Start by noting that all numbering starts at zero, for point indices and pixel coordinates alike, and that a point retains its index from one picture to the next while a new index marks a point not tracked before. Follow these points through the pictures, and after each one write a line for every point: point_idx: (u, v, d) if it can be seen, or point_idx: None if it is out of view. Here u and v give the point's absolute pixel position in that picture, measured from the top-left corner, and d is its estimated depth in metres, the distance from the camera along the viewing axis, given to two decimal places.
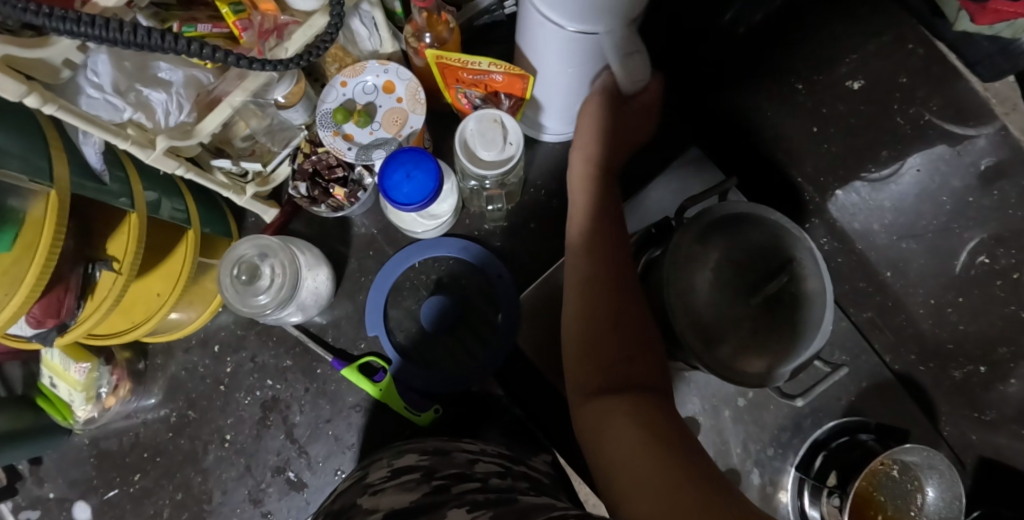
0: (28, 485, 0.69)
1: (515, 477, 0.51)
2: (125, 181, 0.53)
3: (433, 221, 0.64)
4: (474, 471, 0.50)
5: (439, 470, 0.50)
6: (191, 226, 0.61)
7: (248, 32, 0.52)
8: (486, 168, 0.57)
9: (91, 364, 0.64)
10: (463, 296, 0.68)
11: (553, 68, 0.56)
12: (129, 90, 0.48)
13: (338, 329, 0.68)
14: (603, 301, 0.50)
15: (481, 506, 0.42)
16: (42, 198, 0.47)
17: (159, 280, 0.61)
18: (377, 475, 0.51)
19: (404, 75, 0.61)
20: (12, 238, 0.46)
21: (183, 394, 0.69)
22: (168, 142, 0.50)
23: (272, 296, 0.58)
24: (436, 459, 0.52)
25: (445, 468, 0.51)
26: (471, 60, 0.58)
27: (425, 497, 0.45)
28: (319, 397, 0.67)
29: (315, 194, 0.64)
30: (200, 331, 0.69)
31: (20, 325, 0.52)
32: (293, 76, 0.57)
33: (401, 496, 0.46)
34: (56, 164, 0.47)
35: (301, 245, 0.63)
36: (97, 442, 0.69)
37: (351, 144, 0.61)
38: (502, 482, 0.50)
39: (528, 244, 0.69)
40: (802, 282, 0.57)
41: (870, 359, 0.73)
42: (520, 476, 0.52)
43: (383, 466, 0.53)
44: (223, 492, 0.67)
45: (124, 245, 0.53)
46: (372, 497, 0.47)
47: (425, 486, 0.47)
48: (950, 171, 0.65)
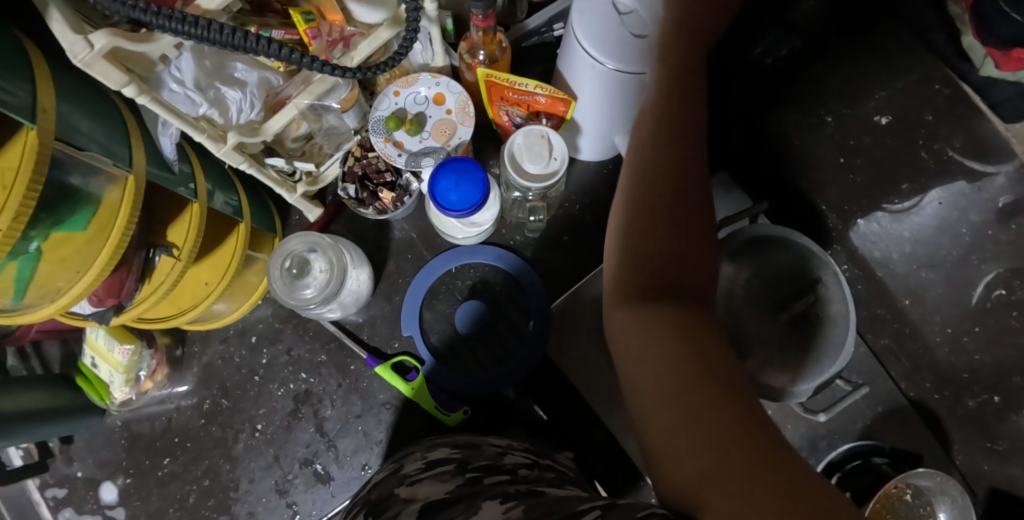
0: (57, 463, 0.71)
1: (542, 468, 0.53)
2: (190, 174, 0.57)
3: (473, 229, 0.66)
4: (503, 463, 0.53)
5: (471, 463, 0.52)
6: (242, 219, 0.63)
7: (318, 40, 0.56)
8: (531, 181, 0.60)
9: (134, 347, 0.66)
10: (496, 302, 0.70)
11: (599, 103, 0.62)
12: (208, 87, 0.51)
13: (373, 328, 0.70)
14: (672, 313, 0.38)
15: (512, 497, 0.43)
16: (119, 183, 0.50)
17: (207, 270, 0.63)
18: (413, 466, 0.53)
19: (455, 89, 0.65)
20: (89, 217, 0.50)
21: (217, 382, 0.71)
22: (239, 138, 0.53)
23: (318, 291, 0.60)
24: (468, 449, 0.55)
25: (477, 460, 0.53)
26: (518, 81, 0.62)
27: (461, 488, 0.47)
28: (350, 393, 0.69)
29: (363, 196, 0.68)
30: (238, 323, 0.71)
31: (81, 304, 0.54)
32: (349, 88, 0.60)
33: (436, 486, 0.48)
34: (134, 152, 0.51)
35: (347, 244, 0.66)
36: (129, 424, 0.71)
37: (400, 151, 0.64)
38: (531, 472, 0.52)
39: (560, 256, 0.72)
40: (826, 304, 0.59)
41: (886, 383, 0.74)
42: (546, 467, 0.54)
43: (418, 459, 0.55)
44: (250, 481, 0.69)
45: (184, 233, 0.56)
46: (409, 487, 0.49)
47: (459, 478, 0.49)
48: (967, 205, 0.70)
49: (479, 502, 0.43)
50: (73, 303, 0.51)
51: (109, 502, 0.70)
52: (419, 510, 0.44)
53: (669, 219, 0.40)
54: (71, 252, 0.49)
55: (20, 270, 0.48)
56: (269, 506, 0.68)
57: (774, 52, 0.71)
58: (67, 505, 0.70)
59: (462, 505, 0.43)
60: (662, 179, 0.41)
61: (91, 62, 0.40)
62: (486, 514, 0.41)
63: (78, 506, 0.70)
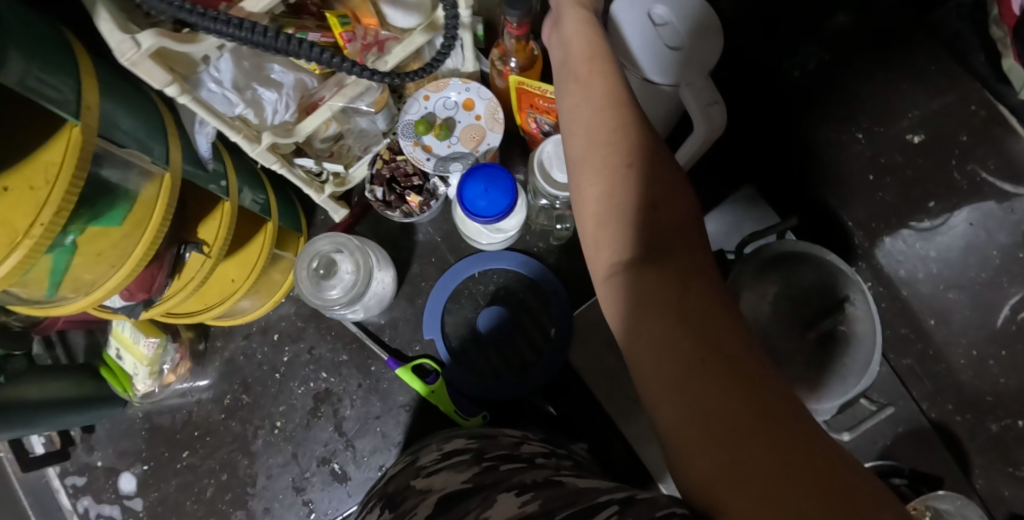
0: (78, 451, 0.71)
1: (559, 458, 0.53)
2: (223, 172, 0.57)
3: (499, 235, 0.66)
4: (520, 452, 0.52)
5: (488, 452, 0.52)
6: (270, 219, 0.64)
7: (353, 43, 0.56)
8: (560, 190, 0.60)
9: (159, 340, 0.66)
10: (519, 308, 0.70)
11: None
12: (246, 88, 0.51)
13: (395, 330, 0.71)
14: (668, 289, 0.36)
15: (529, 489, 0.43)
16: (156, 180, 0.51)
17: (234, 266, 0.64)
18: (429, 458, 0.53)
19: (485, 95, 0.65)
20: (125, 213, 0.50)
21: (239, 377, 0.71)
22: (273, 139, 0.54)
23: (344, 292, 0.61)
24: (484, 438, 0.55)
25: (494, 449, 0.52)
26: (551, 90, 0.62)
27: (475, 480, 0.46)
28: (370, 393, 0.70)
29: (390, 199, 0.68)
30: (261, 320, 0.72)
31: (113, 297, 0.55)
32: (378, 93, 0.60)
33: (453, 476, 0.48)
34: (171, 150, 0.51)
35: (374, 247, 0.66)
36: (150, 416, 0.72)
37: (429, 155, 0.65)
38: (548, 460, 0.51)
39: (583, 265, 0.72)
40: (852, 322, 0.59)
41: (907, 403, 0.75)
42: (563, 456, 0.54)
43: (434, 450, 0.55)
44: (268, 477, 0.69)
45: (215, 231, 0.57)
46: (426, 478, 0.49)
47: (476, 468, 0.49)
48: (997, 227, 0.69)
49: (492, 496, 0.43)
50: (106, 297, 0.51)
51: (127, 492, 0.70)
52: (436, 504, 0.45)
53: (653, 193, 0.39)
54: (108, 246, 0.50)
55: (57, 262, 0.49)
56: (286, 504, 0.69)
57: (802, 66, 0.71)
58: (87, 493, 0.71)
59: (476, 501, 0.43)
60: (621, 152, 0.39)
61: (137, 61, 0.41)
62: (501, 511, 0.40)
63: (98, 495, 0.71)
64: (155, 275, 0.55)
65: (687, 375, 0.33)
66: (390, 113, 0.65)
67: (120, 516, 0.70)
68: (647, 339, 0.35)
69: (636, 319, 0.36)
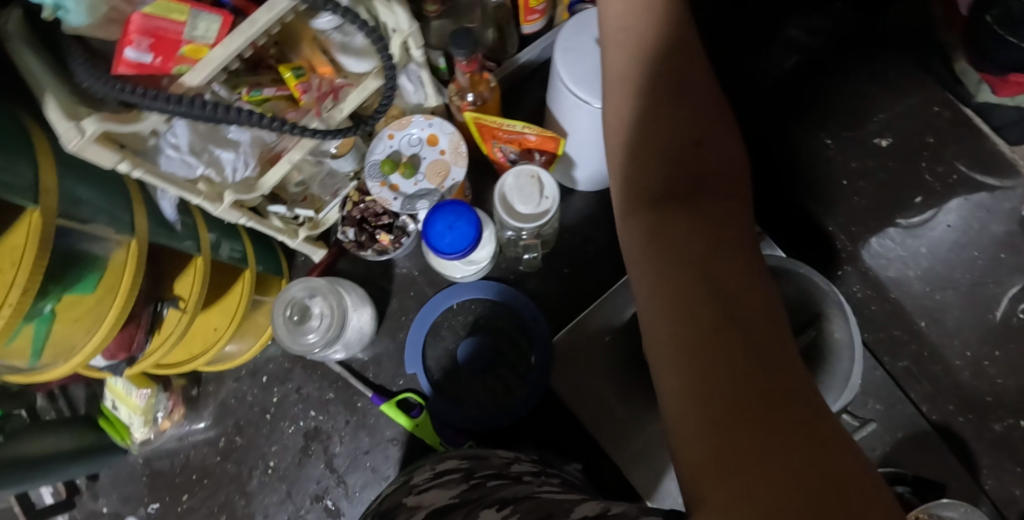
0: (83, 499, 0.74)
1: (548, 475, 0.53)
2: (193, 227, 0.59)
3: (472, 267, 0.67)
4: (509, 471, 0.53)
5: (478, 471, 0.53)
6: (248, 266, 0.66)
7: (308, 94, 0.57)
8: (523, 221, 0.60)
9: (151, 390, 0.69)
10: (497, 338, 0.71)
11: (595, 137, 0.61)
12: (203, 150, 0.53)
13: (378, 366, 0.72)
14: (682, 240, 0.35)
15: (508, 503, 0.43)
16: (124, 246, 0.53)
17: (216, 315, 0.65)
18: (421, 477, 0.54)
19: (447, 129, 0.66)
20: (96, 279, 0.52)
21: (232, 419, 0.73)
22: (235, 196, 0.55)
23: (321, 334, 0.62)
24: (475, 459, 0.55)
25: (484, 469, 0.53)
26: (507, 123, 0.62)
27: (464, 494, 0.48)
28: (358, 429, 0.71)
29: (362, 239, 0.69)
30: (250, 363, 0.73)
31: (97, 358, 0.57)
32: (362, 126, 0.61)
33: (442, 492, 0.49)
34: (137, 217, 0.53)
35: (348, 286, 0.68)
36: (150, 461, 0.74)
37: (396, 195, 0.66)
38: (535, 479, 0.52)
39: (560, 288, 0.72)
40: (832, 334, 0.58)
41: (904, 409, 0.71)
42: (553, 474, 0.54)
43: (427, 469, 0.55)
44: (264, 516, 0.71)
45: (190, 286, 0.59)
46: (416, 495, 0.50)
47: (463, 485, 0.50)
48: (988, 217, 0.68)
49: (477, 509, 0.44)
50: (87, 359, 0.53)
51: None
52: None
53: (689, 140, 0.39)
54: (82, 312, 0.52)
55: (36, 332, 0.51)
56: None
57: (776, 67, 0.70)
58: None
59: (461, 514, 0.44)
60: (661, 95, 0.39)
61: (83, 146, 0.42)
62: None
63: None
64: (131, 333, 0.57)
65: (696, 338, 0.32)
66: (358, 152, 0.66)
67: None
68: (663, 295, 0.34)
69: (650, 276, 0.35)
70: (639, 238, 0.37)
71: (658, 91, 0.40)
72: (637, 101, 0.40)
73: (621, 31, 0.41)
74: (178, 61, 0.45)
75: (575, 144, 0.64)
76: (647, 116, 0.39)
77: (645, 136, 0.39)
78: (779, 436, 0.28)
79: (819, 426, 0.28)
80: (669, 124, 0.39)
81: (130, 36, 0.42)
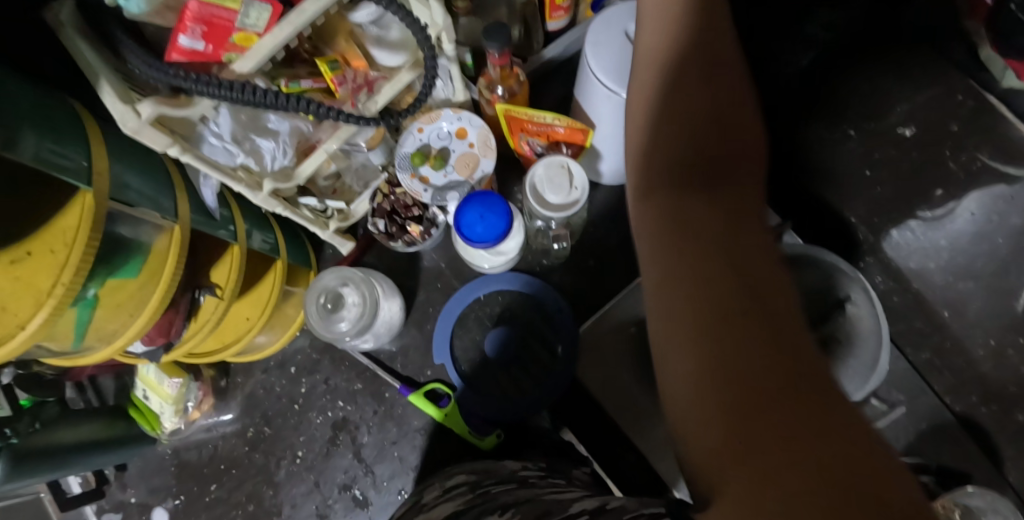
0: (113, 489, 0.75)
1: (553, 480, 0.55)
2: (230, 217, 0.60)
3: (500, 257, 0.67)
4: (515, 478, 0.54)
5: (483, 482, 0.54)
6: (280, 257, 0.67)
7: (343, 87, 0.58)
8: (553, 211, 0.61)
9: (182, 380, 0.69)
10: (524, 329, 0.71)
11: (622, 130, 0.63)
12: (245, 139, 0.54)
13: (406, 357, 0.72)
14: (696, 209, 0.35)
15: (511, 505, 0.43)
16: (166, 232, 0.54)
17: (248, 305, 0.66)
18: (431, 495, 0.54)
19: (476, 123, 0.67)
20: (140, 264, 0.53)
21: (259, 410, 0.74)
22: (274, 184, 0.57)
23: (353, 324, 0.63)
24: (480, 476, 0.56)
25: (489, 479, 0.55)
26: (537, 114, 0.64)
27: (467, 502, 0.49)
28: (386, 420, 0.72)
29: (392, 230, 0.70)
30: (278, 354, 0.74)
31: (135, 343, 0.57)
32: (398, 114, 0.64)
33: (447, 504, 0.50)
34: (179, 203, 0.54)
35: (379, 276, 0.69)
36: (179, 452, 0.75)
37: (426, 187, 0.67)
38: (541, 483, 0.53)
39: (586, 281, 0.73)
40: (857, 322, 0.58)
41: (928, 401, 0.74)
42: (558, 479, 0.56)
43: (436, 487, 0.56)
44: (292, 506, 0.72)
45: (226, 274, 0.60)
46: (430, 506, 0.52)
47: (469, 495, 0.51)
48: (1008, 209, 0.67)
49: (480, 510, 0.44)
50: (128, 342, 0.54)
51: None
52: None
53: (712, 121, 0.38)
54: (126, 297, 0.53)
55: (80, 316, 0.51)
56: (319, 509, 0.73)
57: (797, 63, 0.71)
58: None
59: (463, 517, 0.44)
60: (692, 76, 0.38)
61: (139, 129, 0.44)
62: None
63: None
64: (170, 321, 0.57)
65: (712, 320, 0.31)
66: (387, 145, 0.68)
67: None
68: (676, 261, 0.34)
69: (661, 245, 0.35)
70: (655, 219, 0.36)
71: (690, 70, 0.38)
72: (669, 80, 0.39)
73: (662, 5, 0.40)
74: (228, 50, 0.46)
75: (601, 137, 0.65)
76: (679, 95, 0.38)
77: (674, 117, 0.38)
78: (804, 423, 0.27)
79: (839, 419, 0.27)
80: (696, 107, 0.38)
81: (184, 24, 0.43)
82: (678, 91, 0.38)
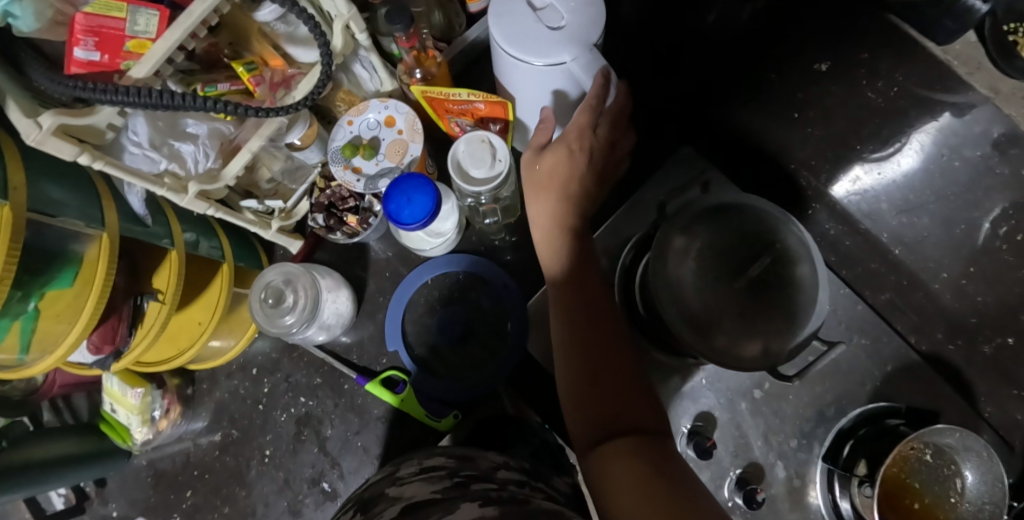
0: (94, 505, 0.76)
1: (533, 487, 0.53)
2: (166, 224, 0.62)
3: (438, 239, 0.68)
4: (494, 476, 0.53)
5: (462, 470, 0.54)
6: (225, 261, 0.68)
7: (261, 86, 0.60)
8: (478, 185, 0.62)
9: (144, 389, 0.70)
10: (473, 309, 0.72)
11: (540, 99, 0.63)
12: (163, 144, 0.56)
13: (361, 348, 0.73)
14: (644, 468, 0.45)
15: (492, 501, 0.46)
16: (95, 240, 0.55)
17: (199, 310, 0.68)
18: (407, 470, 0.55)
19: (402, 109, 0.69)
20: (73, 274, 0.55)
21: (227, 414, 0.75)
22: (199, 186, 0.58)
23: (297, 316, 0.64)
24: (464, 459, 0.56)
25: (468, 469, 0.54)
26: (453, 93, 0.64)
27: (444, 491, 0.49)
28: (347, 411, 0.72)
29: (331, 223, 0.71)
30: (240, 358, 0.76)
31: (83, 352, 0.61)
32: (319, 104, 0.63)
33: (423, 487, 0.51)
34: (106, 211, 0.56)
35: (322, 271, 0.70)
36: (154, 463, 0.76)
37: (359, 177, 0.68)
38: (519, 489, 0.52)
39: (530, 256, 0.73)
40: (794, 265, 0.57)
41: (892, 342, 0.72)
42: (538, 487, 0.54)
43: (414, 463, 0.56)
44: (265, 505, 0.73)
45: (166, 279, 0.61)
46: (398, 487, 0.52)
47: (446, 482, 0.51)
48: (957, 140, 0.67)
49: (452, 500, 0.47)
50: (71, 351, 0.56)
51: None
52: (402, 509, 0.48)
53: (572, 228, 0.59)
54: (64, 306, 0.55)
55: (23, 327, 0.54)
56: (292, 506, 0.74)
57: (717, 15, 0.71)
58: None
59: (443, 505, 0.47)
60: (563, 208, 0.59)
61: (42, 140, 0.45)
62: (463, 514, 0.44)
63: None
64: (112, 330, 0.61)
65: (650, 482, 0.44)
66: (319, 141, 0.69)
67: None
68: (622, 459, 0.47)
69: (587, 430, 0.51)
70: (568, 393, 0.54)
71: (560, 190, 0.59)
72: (557, 198, 0.59)
73: (536, 166, 0.60)
74: (124, 57, 0.48)
75: (524, 110, 0.65)
76: (568, 190, 0.59)
77: (556, 234, 0.59)
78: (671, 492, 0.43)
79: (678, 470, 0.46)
80: (568, 217, 0.59)
81: (78, 38, 0.47)
82: (567, 203, 0.59)
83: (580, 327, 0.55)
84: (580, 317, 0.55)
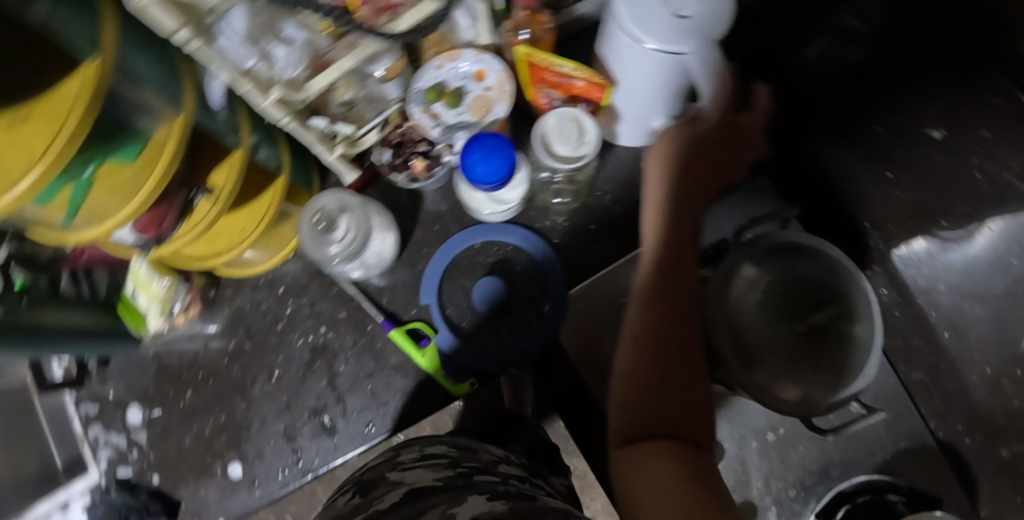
0: (92, 382, 0.76)
1: (538, 485, 0.49)
2: (236, 121, 0.61)
3: (501, 206, 0.67)
4: (496, 469, 0.50)
5: (465, 461, 0.50)
6: (282, 174, 0.67)
7: (366, 6, 0.57)
8: (560, 162, 0.60)
9: (171, 281, 0.70)
10: (514, 283, 0.71)
11: (642, 85, 0.60)
12: (257, 41, 0.54)
13: (393, 293, 0.72)
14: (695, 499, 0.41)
15: (501, 496, 0.42)
16: (169, 120, 0.54)
17: (244, 216, 0.66)
18: (408, 456, 0.53)
19: (496, 66, 0.66)
20: (138, 148, 0.53)
21: (243, 325, 0.74)
22: (281, 92, 0.56)
23: (342, 249, 0.63)
24: (468, 451, 0.53)
25: (471, 460, 0.51)
26: (557, 63, 0.64)
27: (448, 480, 0.46)
28: (364, 352, 0.72)
29: (396, 162, 0.69)
30: (269, 273, 0.74)
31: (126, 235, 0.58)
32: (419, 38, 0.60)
33: (425, 473, 0.48)
34: (184, 95, 0.54)
35: (378, 208, 0.68)
36: (162, 355, 0.76)
37: (437, 123, 0.66)
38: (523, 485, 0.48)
39: (580, 248, 0.72)
40: (854, 324, 0.56)
41: (913, 420, 0.72)
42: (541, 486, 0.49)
43: (414, 449, 0.54)
44: (262, 423, 0.72)
45: (225, 177, 0.60)
46: (398, 472, 0.50)
47: (449, 471, 0.48)
48: None
49: (457, 502, 0.42)
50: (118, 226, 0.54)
51: (134, 425, 0.74)
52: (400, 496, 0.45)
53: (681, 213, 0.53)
54: (120, 180, 0.52)
55: (74, 194, 0.51)
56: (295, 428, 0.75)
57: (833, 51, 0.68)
58: (97, 422, 0.75)
59: (445, 496, 0.43)
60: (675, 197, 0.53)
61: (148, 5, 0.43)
62: (469, 505, 0.40)
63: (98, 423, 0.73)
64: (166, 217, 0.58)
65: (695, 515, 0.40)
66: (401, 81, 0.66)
67: (126, 445, 0.74)
68: (663, 478, 0.42)
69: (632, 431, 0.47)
70: (621, 387, 0.49)
71: (679, 172, 0.53)
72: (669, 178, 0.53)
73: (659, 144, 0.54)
74: None
75: (620, 92, 0.63)
76: (686, 173, 0.53)
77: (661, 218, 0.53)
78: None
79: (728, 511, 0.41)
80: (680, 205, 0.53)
81: None
82: (682, 188, 0.53)
83: (655, 326, 0.50)
84: (660, 313, 0.51)
